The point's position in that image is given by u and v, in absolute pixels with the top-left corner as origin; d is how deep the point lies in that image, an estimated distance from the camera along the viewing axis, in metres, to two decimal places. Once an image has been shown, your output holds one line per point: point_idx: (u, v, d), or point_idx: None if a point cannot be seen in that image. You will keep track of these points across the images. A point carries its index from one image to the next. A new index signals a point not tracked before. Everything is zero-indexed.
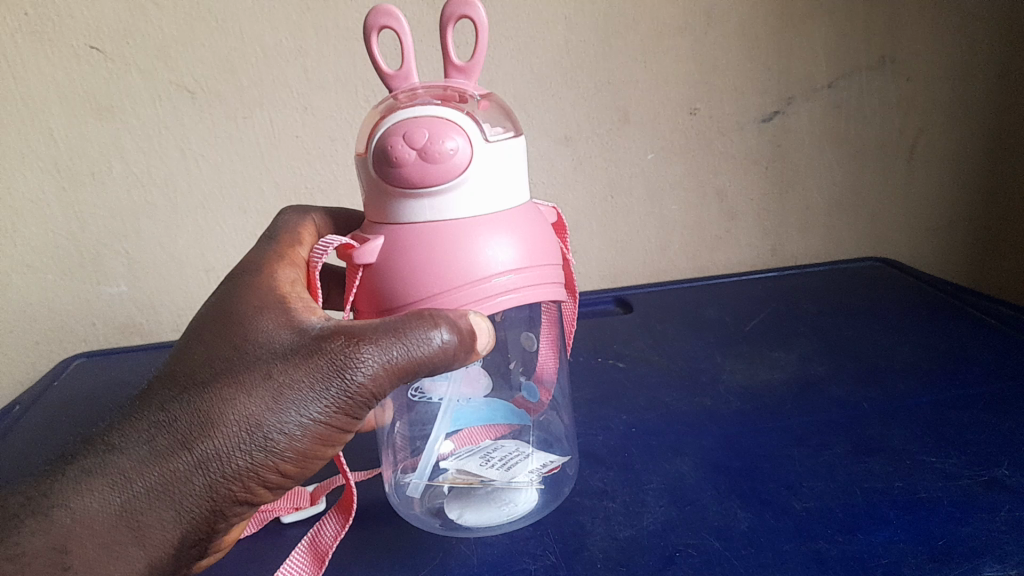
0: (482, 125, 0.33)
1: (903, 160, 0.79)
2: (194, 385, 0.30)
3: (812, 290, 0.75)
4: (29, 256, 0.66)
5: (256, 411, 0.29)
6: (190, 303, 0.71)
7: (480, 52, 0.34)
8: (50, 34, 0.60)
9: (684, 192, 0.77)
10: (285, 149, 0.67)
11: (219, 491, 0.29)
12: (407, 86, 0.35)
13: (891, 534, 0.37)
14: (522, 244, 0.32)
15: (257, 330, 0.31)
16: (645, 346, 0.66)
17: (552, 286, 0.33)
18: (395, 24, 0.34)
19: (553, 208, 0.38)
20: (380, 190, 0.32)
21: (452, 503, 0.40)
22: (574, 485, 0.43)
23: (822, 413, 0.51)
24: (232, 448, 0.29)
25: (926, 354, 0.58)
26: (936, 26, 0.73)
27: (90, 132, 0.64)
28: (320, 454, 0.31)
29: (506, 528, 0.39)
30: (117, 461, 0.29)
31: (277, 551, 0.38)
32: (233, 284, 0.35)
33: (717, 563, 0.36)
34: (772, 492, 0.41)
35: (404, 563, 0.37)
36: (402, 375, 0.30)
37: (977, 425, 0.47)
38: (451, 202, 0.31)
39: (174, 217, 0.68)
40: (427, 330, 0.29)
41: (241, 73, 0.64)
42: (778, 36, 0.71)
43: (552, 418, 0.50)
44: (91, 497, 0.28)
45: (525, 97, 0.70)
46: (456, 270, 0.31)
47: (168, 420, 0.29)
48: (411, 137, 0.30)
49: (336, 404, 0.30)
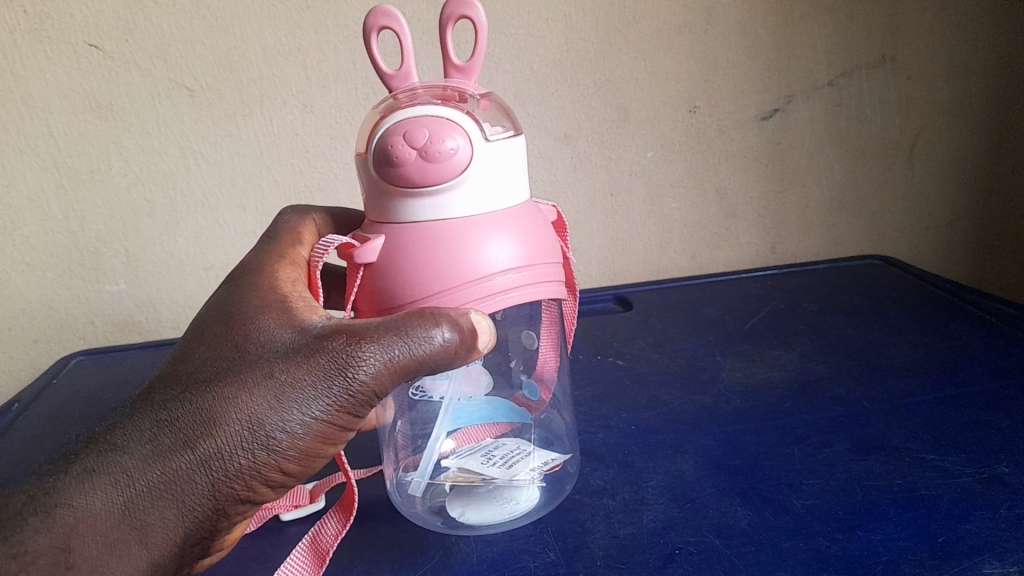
0: (482, 124, 0.33)
1: (903, 157, 0.79)
2: (196, 384, 0.30)
3: (812, 288, 0.75)
4: (28, 255, 0.66)
5: (258, 410, 0.29)
6: (190, 302, 0.71)
7: (480, 52, 0.34)
8: (49, 32, 0.60)
9: (684, 190, 0.77)
10: (285, 148, 0.67)
11: (221, 490, 0.29)
12: (407, 86, 0.35)
13: (891, 531, 0.37)
14: (522, 243, 0.32)
15: (259, 330, 0.31)
16: (645, 344, 0.66)
17: (552, 285, 0.33)
18: (395, 24, 0.34)
19: (553, 207, 0.38)
20: (381, 190, 0.32)
21: (453, 501, 0.40)
22: (574, 483, 0.43)
23: (822, 410, 0.51)
24: (234, 447, 0.29)
25: (926, 352, 0.59)
26: (935, 23, 0.73)
27: (89, 130, 0.64)
28: (322, 452, 0.31)
29: (508, 525, 0.39)
30: (119, 460, 0.29)
31: (277, 549, 0.38)
32: (234, 284, 0.35)
33: (717, 561, 0.36)
34: (772, 490, 0.41)
35: (404, 561, 0.37)
36: (404, 374, 0.30)
37: (977, 423, 0.47)
38: (451, 201, 0.31)
39: (173, 215, 0.68)
40: (429, 328, 0.29)
41: (241, 72, 0.64)
42: (777, 33, 0.71)
43: (553, 417, 0.49)
44: (94, 497, 0.28)
45: (525, 96, 0.70)
46: (457, 268, 0.31)
47: (170, 419, 0.29)
48: (411, 136, 0.30)
49: (338, 403, 0.30)
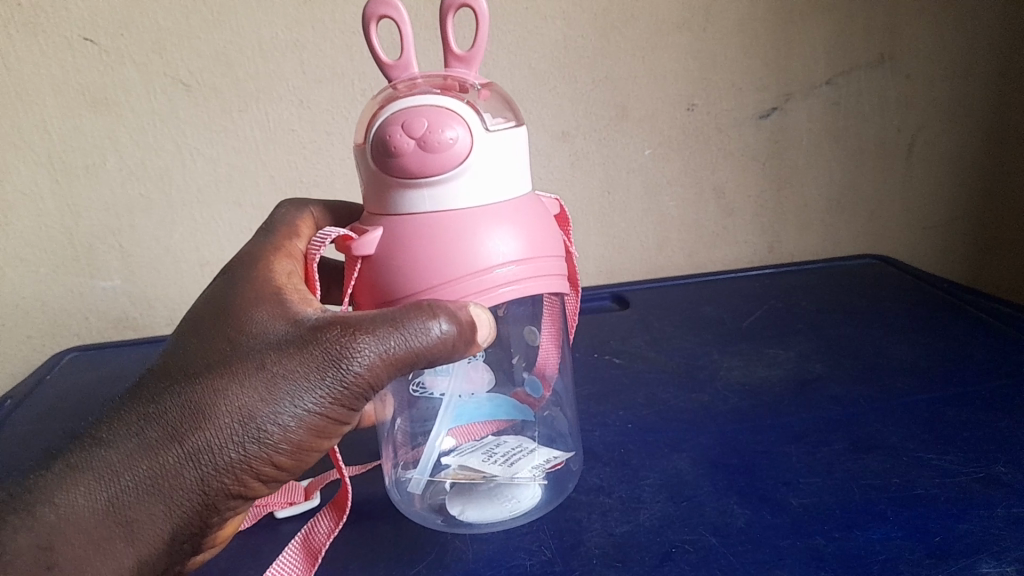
0: (483, 115, 0.32)
1: (901, 157, 0.78)
2: (186, 376, 0.29)
3: (807, 288, 0.75)
4: (23, 250, 0.66)
5: (249, 402, 0.28)
6: (186, 298, 0.70)
7: (480, 42, 0.34)
8: (45, 25, 0.60)
9: (682, 189, 0.76)
10: (282, 144, 0.66)
11: (211, 485, 0.28)
12: (407, 75, 0.34)
13: (887, 531, 0.37)
14: (523, 235, 0.31)
15: (252, 321, 0.30)
16: (643, 343, 0.65)
17: (553, 278, 0.33)
18: (394, 13, 0.33)
19: (556, 200, 0.37)
20: (379, 181, 0.32)
21: (454, 499, 0.39)
22: (576, 481, 0.42)
23: (819, 412, 0.50)
24: (225, 440, 0.28)
25: (925, 351, 0.58)
26: (935, 22, 0.73)
27: (86, 125, 0.63)
28: (316, 447, 0.30)
29: (510, 524, 0.38)
30: (105, 455, 0.28)
31: (270, 546, 0.38)
32: (228, 277, 0.34)
33: (713, 560, 0.35)
34: (769, 489, 0.41)
35: (398, 558, 0.36)
36: (401, 366, 0.30)
37: (975, 424, 0.47)
38: (452, 192, 0.31)
39: (168, 212, 0.67)
40: (426, 320, 0.29)
41: (239, 68, 0.63)
42: (777, 31, 0.71)
43: (556, 414, 0.48)
44: (78, 493, 0.28)
45: (523, 93, 0.69)
46: (456, 261, 0.30)
47: (159, 411, 0.28)
48: (410, 126, 0.30)
49: (333, 395, 0.29)
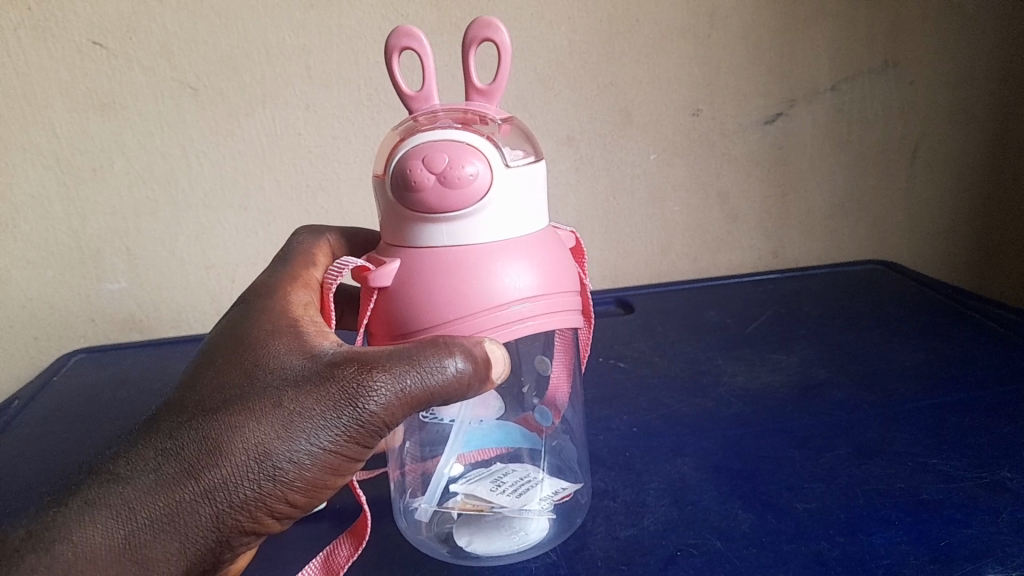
0: (503, 149, 0.32)
1: (905, 164, 0.78)
2: (203, 412, 0.29)
3: (813, 292, 0.75)
4: (29, 253, 0.65)
5: (266, 439, 0.28)
6: (192, 300, 0.70)
7: (502, 75, 0.34)
8: (52, 30, 0.59)
9: (686, 195, 0.76)
10: (286, 146, 0.66)
11: (226, 522, 0.28)
12: (428, 107, 0.34)
13: (892, 535, 0.37)
14: (540, 271, 0.31)
15: (270, 357, 0.30)
16: (646, 348, 0.65)
17: (569, 313, 0.33)
18: (416, 44, 0.33)
19: (572, 232, 0.37)
20: (397, 214, 0.32)
21: (462, 528, 0.38)
22: (586, 515, 0.40)
23: (823, 415, 0.50)
24: (240, 478, 0.28)
25: (928, 358, 0.58)
26: (939, 30, 0.73)
27: (92, 128, 0.63)
28: (330, 484, 0.30)
29: (516, 557, 0.37)
30: (121, 491, 0.28)
31: (278, 549, 0.38)
32: (244, 309, 0.35)
33: (718, 564, 0.35)
34: (773, 493, 0.41)
35: (405, 561, 0.37)
36: (415, 405, 0.30)
37: (978, 429, 0.47)
38: (470, 226, 0.31)
39: (174, 214, 0.67)
40: (441, 358, 0.29)
41: (244, 72, 0.63)
42: (783, 39, 0.70)
43: (565, 443, 0.47)
44: (93, 530, 0.27)
45: (527, 98, 0.69)
46: (473, 297, 0.30)
47: (177, 447, 0.28)
48: (431, 161, 0.29)
49: (348, 433, 0.29)
